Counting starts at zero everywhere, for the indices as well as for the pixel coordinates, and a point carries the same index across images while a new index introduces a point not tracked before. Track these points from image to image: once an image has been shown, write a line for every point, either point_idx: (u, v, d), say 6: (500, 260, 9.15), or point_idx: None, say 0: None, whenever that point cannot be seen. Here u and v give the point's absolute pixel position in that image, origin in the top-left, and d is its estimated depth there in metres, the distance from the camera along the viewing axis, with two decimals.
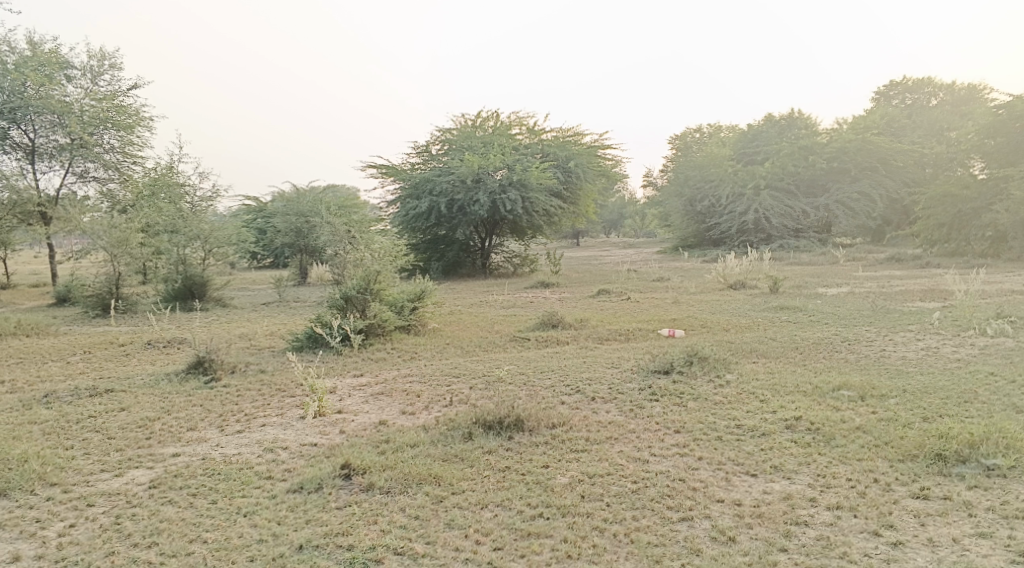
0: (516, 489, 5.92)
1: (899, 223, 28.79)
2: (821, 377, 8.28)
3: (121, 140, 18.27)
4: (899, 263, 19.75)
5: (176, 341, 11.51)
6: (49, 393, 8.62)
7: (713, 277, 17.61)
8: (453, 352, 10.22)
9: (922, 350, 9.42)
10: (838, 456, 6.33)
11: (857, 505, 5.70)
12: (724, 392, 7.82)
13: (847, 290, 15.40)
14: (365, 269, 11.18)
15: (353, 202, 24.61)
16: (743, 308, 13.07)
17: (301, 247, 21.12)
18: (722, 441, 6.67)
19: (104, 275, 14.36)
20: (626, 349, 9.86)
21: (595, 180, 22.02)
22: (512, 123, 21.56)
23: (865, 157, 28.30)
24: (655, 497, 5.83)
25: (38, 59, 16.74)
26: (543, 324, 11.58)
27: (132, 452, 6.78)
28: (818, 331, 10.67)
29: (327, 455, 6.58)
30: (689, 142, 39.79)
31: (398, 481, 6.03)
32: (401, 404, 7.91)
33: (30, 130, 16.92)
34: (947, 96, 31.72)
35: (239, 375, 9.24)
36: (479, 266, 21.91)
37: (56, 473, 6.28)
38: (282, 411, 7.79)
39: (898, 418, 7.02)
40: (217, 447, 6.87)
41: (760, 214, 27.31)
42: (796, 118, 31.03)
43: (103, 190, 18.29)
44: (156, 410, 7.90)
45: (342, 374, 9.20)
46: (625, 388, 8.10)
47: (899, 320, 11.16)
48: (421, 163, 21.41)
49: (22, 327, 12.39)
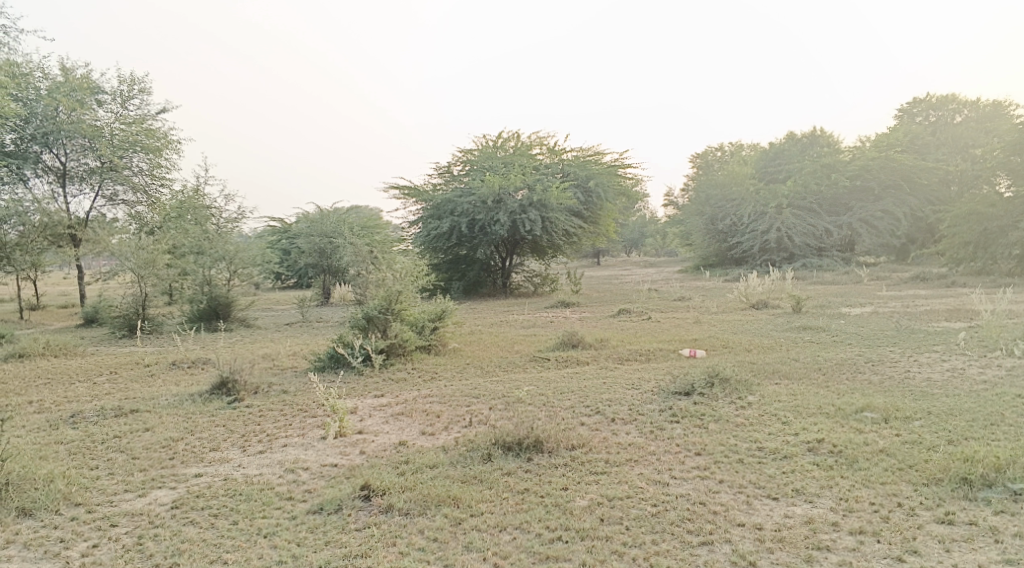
0: (535, 512, 5.91)
1: (924, 241, 28.52)
2: (844, 399, 8.20)
3: (150, 163, 18.54)
4: (924, 282, 19.56)
5: (200, 361, 11.63)
6: (75, 413, 8.74)
7: (735, 296, 17.53)
8: (473, 372, 10.24)
9: (947, 371, 9.30)
10: (861, 480, 6.26)
11: (880, 529, 5.63)
12: (745, 414, 7.77)
13: (872, 309, 15.27)
14: (386, 289, 11.25)
15: (375, 222, 24.80)
16: (766, 328, 12.99)
17: (323, 267, 21.28)
18: (743, 464, 6.62)
19: (130, 296, 14.57)
20: (647, 370, 9.83)
21: (615, 200, 22.05)
22: (532, 143, 21.67)
23: (889, 175, 28.10)
24: (674, 521, 5.79)
25: (69, 84, 17.08)
26: (563, 344, 11.58)
27: (156, 472, 6.85)
28: (841, 351, 10.59)
29: (347, 476, 6.61)
30: (711, 160, 39.77)
31: (417, 503, 6.03)
32: (421, 425, 7.93)
33: (61, 154, 17.23)
34: (971, 113, 31.44)
35: (261, 395, 9.32)
36: (500, 285, 21.97)
37: (80, 493, 6.35)
38: (303, 432, 7.85)
39: (923, 441, 6.94)
40: (238, 468, 6.92)
41: (782, 233, 27.17)
42: (818, 136, 30.93)
43: (132, 213, 18.52)
44: (179, 430, 7.98)
45: (363, 394, 9.24)
46: (646, 409, 8.08)
47: (924, 341, 11.05)
48: (442, 184, 21.56)
49: (51, 347, 12.58)
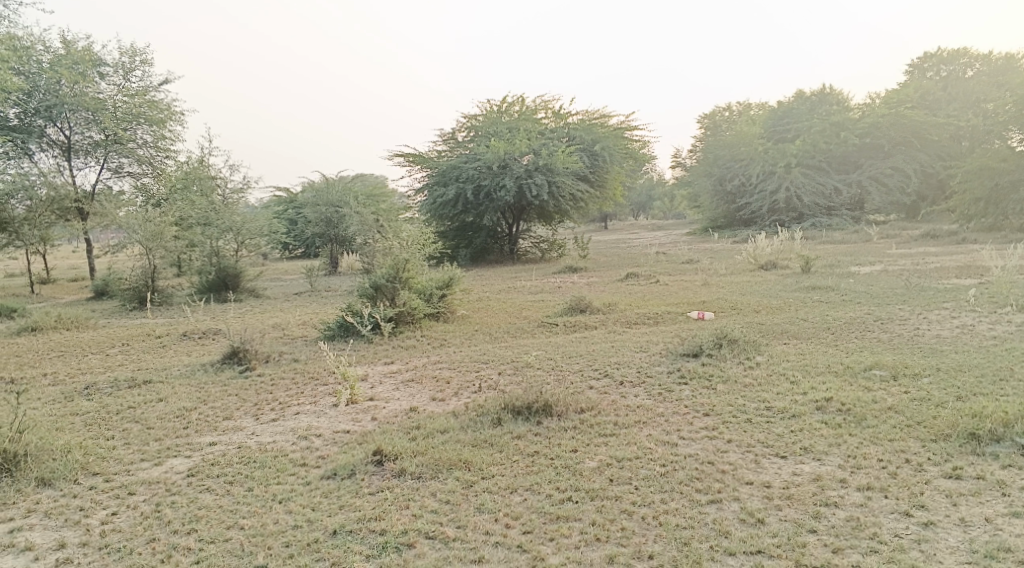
0: (546, 474, 5.97)
1: (934, 198, 28.32)
2: (853, 357, 8.22)
3: (154, 135, 18.53)
4: (935, 239, 19.44)
5: (211, 332, 11.72)
6: (90, 385, 8.84)
7: (744, 258, 17.48)
8: (482, 338, 10.28)
9: (956, 328, 9.30)
10: (869, 437, 6.29)
11: (888, 485, 5.67)
12: (754, 374, 7.80)
13: (881, 268, 15.21)
14: (394, 257, 11.27)
15: (381, 190, 24.76)
16: (774, 289, 12.97)
17: (330, 236, 21.29)
18: (751, 424, 6.66)
19: (139, 268, 14.64)
20: (655, 332, 9.86)
21: (622, 163, 21.91)
22: (537, 107, 21.51)
23: (899, 132, 27.81)
24: (683, 480, 5.85)
25: (71, 57, 16.97)
26: (571, 308, 11.61)
27: (171, 441, 6.95)
28: (850, 310, 10.58)
29: (360, 442, 6.68)
30: (718, 121, 39.42)
31: (429, 467, 6.11)
32: (431, 391, 7.99)
33: (66, 128, 17.23)
34: (983, 67, 30.99)
35: (272, 364, 9.40)
36: (507, 251, 21.96)
37: (98, 463, 6.45)
38: (315, 399, 7.92)
39: (931, 397, 6.96)
40: (252, 436, 7.00)
41: (791, 193, 27.01)
42: (827, 94, 30.58)
43: (137, 184, 18.59)
44: (192, 400, 8.07)
45: (373, 362, 9.31)
46: (654, 371, 8.12)
47: (933, 298, 11.02)
48: (447, 151, 21.48)
49: (63, 321, 12.68)
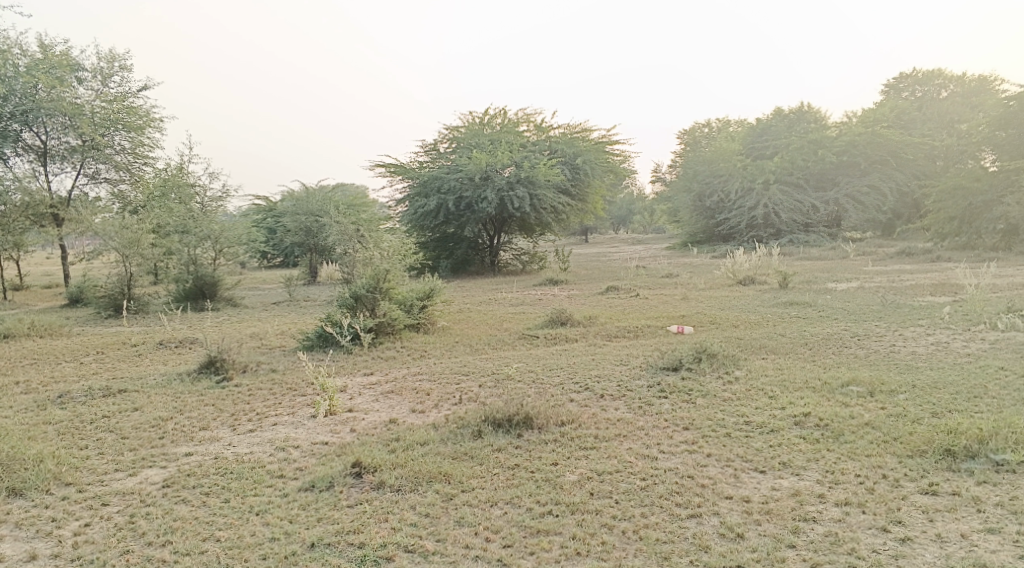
0: (526, 486, 5.96)
1: (910, 216, 28.71)
2: (830, 373, 8.29)
3: (132, 141, 18.39)
4: (910, 257, 19.70)
5: (188, 341, 11.61)
6: (63, 393, 8.71)
7: (723, 273, 17.60)
8: (462, 350, 10.26)
9: (932, 345, 9.40)
10: (846, 453, 6.34)
11: (865, 500, 5.71)
12: (733, 389, 7.84)
13: (858, 284, 15.37)
14: (374, 267, 11.24)
15: (362, 200, 24.71)
16: (753, 304, 13.06)
17: (310, 246, 21.19)
18: (731, 438, 6.68)
19: (115, 275, 14.48)
20: (635, 346, 9.89)
21: (602, 177, 22.02)
22: (519, 120, 21.59)
23: (875, 150, 28.17)
24: (663, 494, 5.85)
25: (48, 61, 16.81)
26: (551, 321, 11.62)
27: (146, 452, 6.86)
28: (828, 326, 10.67)
29: (338, 454, 6.63)
30: (698, 136, 39.76)
31: (409, 479, 6.07)
32: (411, 402, 7.96)
33: (42, 133, 17.06)
34: (958, 88, 31.51)
35: (250, 374, 9.33)
36: (488, 263, 21.97)
37: (71, 473, 6.35)
38: (293, 410, 7.86)
39: (907, 413, 7.03)
40: (229, 446, 6.93)
41: (769, 209, 27.26)
42: (805, 112, 30.94)
43: (114, 191, 18.43)
44: (168, 410, 7.98)
45: (352, 373, 9.26)
46: (634, 385, 8.14)
47: (909, 315, 11.15)
48: (428, 162, 21.47)
49: (37, 328, 12.51)
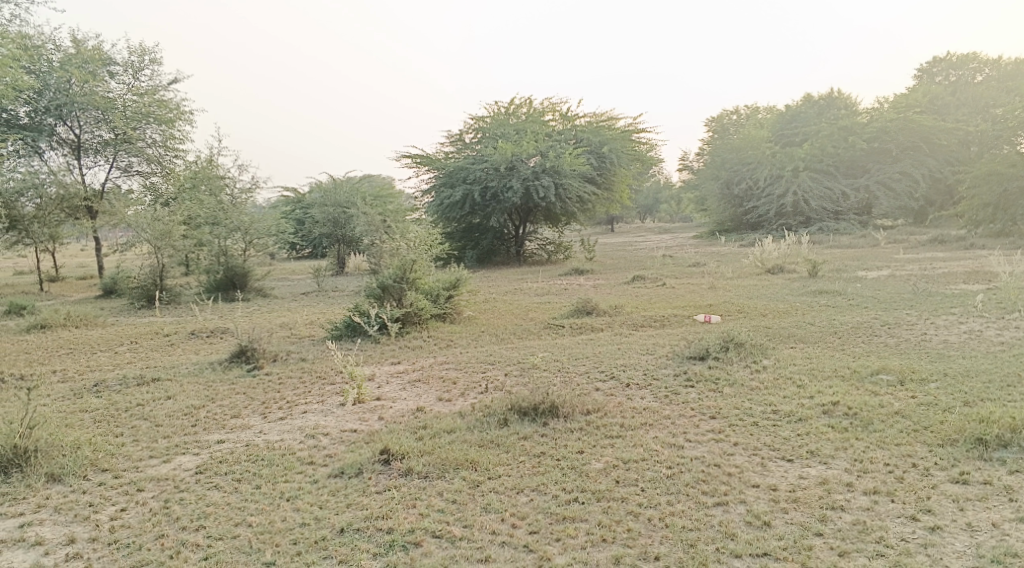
0: (552, 474, 5.99)
1: (943, 203, 28.24)
2: (859, 362, 8.22)
3: (163, 134, 18.64)
4: (942, 244, 19.40)
5: (219, 330, 11.78)
6: (98, 382, 8.89)
7: (751, 262, 17.45)
8: (489, 339, 10.31)
9: (964, 333, 9.28)
10: (875, 441, 6.29)
11: (894, 489, 5.67)
12: (760, 378, 7.81)
13: (888, 272, 15.20)
14: (401, 258, 11.31)
15: (389, 191, 24.83)
16: (780, 293, 12.97)
17: (337, 237, 21.38)
18: (758, 427, 6.66)
19: (148, 267, 14.72)
20: (661, 335, 9.88)
21: (629, 165, 21.92)
22: (545, 110, 21.56)
23: (907, 136, 27.76)
24: (690, 482, 5.86)
25: (81, 56, 17.08)
26: (578, 310, 11.63)
27: (179, 439, 6.98)
28: (857, 315, 10.57)
29: (367, 441, 6.70)
30: (726, 124, 39.42)
31: (436, 467, 6.13)
32: (438, 391, 8.02)
33: (75, 126, 17.33)
34: (993, 72, 30.91)
35: (280, 363, 9.45)
36: (514, 253, 22.00)
37: (107, 459, 6.49)
38: (322, 399, 7.96)
39: (938, 402, 6.96)
40: (260, 434, 7.04)
41: (798, 197, 26.97)
42: (835, 98, 30.54)
43: (146, 183, 18.71)
44: (200, 398, 8.11)
45: (380, 362, 9.35)
46: (660, 373, 8.13)
47: (941, 303, 11.01)
48: (454, 152, 21.52)
49: (72, 318, 12.75)
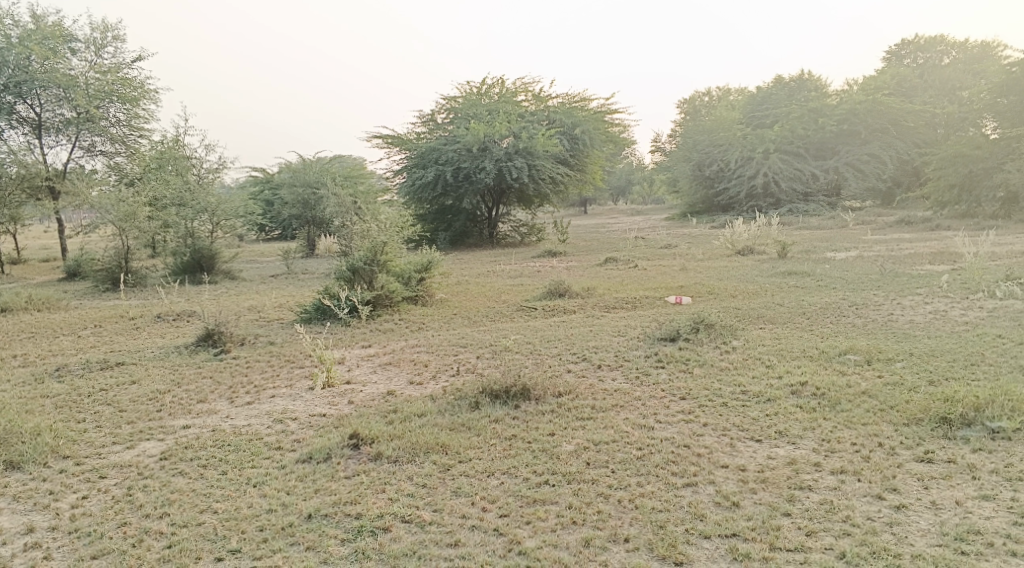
0: (522, 457, 5.97)
1: (910, 185, 28.53)
2: (827, 342, 8.29)
3: (127, 113, 18.31)
4: (909, 226, 19.65)
5: (186, 313, 11.61)
6: (61, 367, 8.72)
7: (722, 243, 17.53)
8: (460, 322, 10.26)
9: (930, 314, 9.40)
10: (843, 421, 6.34)
11: (861, 469, 5.73)
12: (730, 359, 7.84)
13: (856, 253, 15.36)
14: (372, 240, 11.21)
15: (360, 171, 24.59)
16: (751, 274, 13.04)
17: (308, 218, 21.19)
18: (727, 408, 6.69)
19: (112, 249, 14.52)
20: (633, 317, 9.89)
21: (601, 147, 21.90)
22: (517, 90, 21.43)
23: (876, 119, 28.00)
24: (659, 463, 5.87)
25: (41, 32, 16.65)
26: (550, 292, 11.60)
27: (144, 425, 6.86)
28: (826, 295, 10.67)
29: (336, 426, 6.63)
30: (698, 106, 39.52)
31: (406, 451, 6.08)
32: (408, 375, 7.96)
33: (36, 105, 16.92)
34: (959, 55, 31.24)
35: (247, 347, 9.34)
36: (486, 235, 21.90)
37: (68, 446, 6.36)
38: (291, 383, 7.86)
39: (905, 382, 7.03)
40: (226, 419, 6.94)
41: (769, 178, 27.13)
42: (805, 80, 30.70)
43: (110, 164, 18.38)
44: (166, 382, 7.99)
45: (351, 345, 9.26)
46: (632, 355, 8.14)
47: (908, 284, 11.14)
48: (426, 133, 21.33)
49: (34, 301, 12.50)
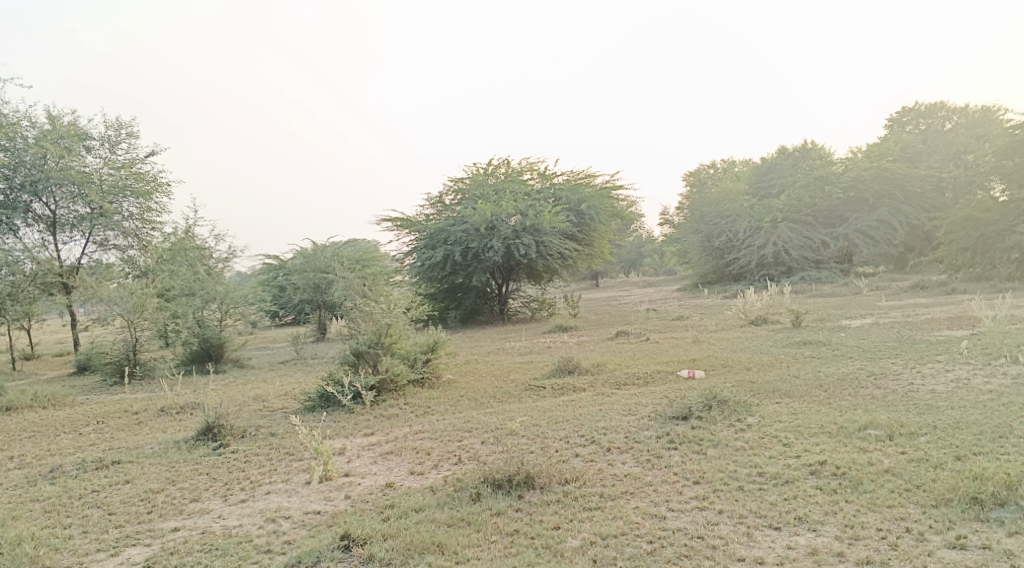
0: (525, 555, 5.63)
1: (922, 249, 28.21)
2: (846, 416, 7.92)
3: (141, 207, 18.40)
4: (924, 290, 19.33)
5: (189, 405, 11.36)
6: (56, 467, 8.46)
7: (734, 313, 17.27)
8: (467, 404, 9.95)
9: (952, 382, 9.04)
10: (866, 504, 5.98)
11: (889, 559, 5.37)
12: (745, 437, 7.49)
13: (871, 320, 15.04)
14: (376, 323, 11.00)
15: (372, 254, 24.63)
16: (765, 345, 12.72)
17: (319, 302, 21.14)
18: (743, 492, 6.32)
19: (120, 341, 14.38)
20: (644, 393, 9.58)
21: (608, 222, 21.86)
22: (522, 169, 21.56)
23: (882, 184, 27.97)
24: (671, 558, 5.52)
25: (57, 132, 16.98)
26: (559, 370, 11.31)
27: (132, 528, 6.58)
28: (843, 365, 10.33)
29: (329, 524, 6.30)
30: (704, 178, 39.74)
31: (400, 552, 5.75)
32: (410, 464, 7.65)
33: (51, 202, 17.10)
34: (961, 120, 31.36)
35: (248, 439, 9.05)
36: (497, 312, 21.72)
37: (49, 556, 6.08)
38: (288, 477, 7.56)
39: (930, 458, 6.67)
40: (218, 519, 6.64)
41: (779, 247, 26.99)
42: (809, 150, 31.67)
43: (123, 257, 18.33)
44: (160, 481, 7.71)
45: (353, 434, 8.95)
46: (642, 436, 7.79)
47: (927, 351, 10.79)
48: (434, 215, 21.35)
49: (39, 399, 12.31)
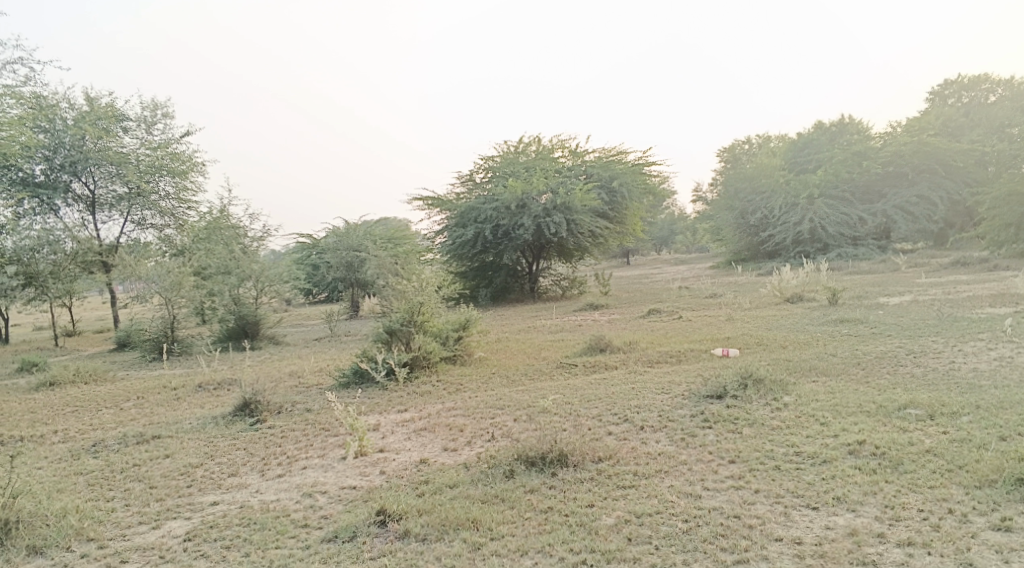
0: (559, 533, 5.64)
1: (963, 225, 27.52)
2: (885, 395, 7.79)
3: (176, 186, 18.60)
4: (966, 267, 18.93)
5: (226, 382, 11.48)
6: (98, 442, 8.61)
7: (769, 291, 17.05)
8: (499, 382, 9.94)
9: (994, 361, 8.85)
10: (907, 484, 5.88)
11: (931, 540, 5.31)
12: (781, 416, 7.40)
13: (910, 298, 14.75)
14: (408, 300, 11.00)
15: (403, 232, 24.65)
16: (801, 323, 12.54)
17: (351, 281, 21.22)
18: (780, 471, 6.26)
19: (159, 318, 14.57)
20: (677, 372, 9.51)
21: (641, 198, 21.66)
22: (554, 146, 21.40)
23: (922, 159, 27.36)
24: (707, 538, 5.49)
25: (95, 113, 17.14)
26: (591, 348, 11.27)
27: (172, 501, 6.70)
28: (882, 344, 10.16)
29: (365, 499, 6.36)
30: (738, 154, 39.23)
31: (435, 528, 5.79)
32: (443, 440, 7.68)
33: (90, 182, 17.30)
34: (1006, 92, 30.49)
35: (284, 415, 9.14)
36: (528, 289, 21.67)
37: (93, 527, 6.22)
38: (323, 452, 7.63)
39: (973, 438, 6.53)
40: (256, 493, 6.74)
41: (815, 223, 26.56)
42: (846, 124, 31.40)
43: (161, 236, 18.54)
44: (199, 455, 7.82)
45: (386, 410, 9.01)
46: (677, 414, 7.74)
47: (968, 329, 10.56)
48: (466, 193, 21.32)
49: (81, 375, 12.55)
